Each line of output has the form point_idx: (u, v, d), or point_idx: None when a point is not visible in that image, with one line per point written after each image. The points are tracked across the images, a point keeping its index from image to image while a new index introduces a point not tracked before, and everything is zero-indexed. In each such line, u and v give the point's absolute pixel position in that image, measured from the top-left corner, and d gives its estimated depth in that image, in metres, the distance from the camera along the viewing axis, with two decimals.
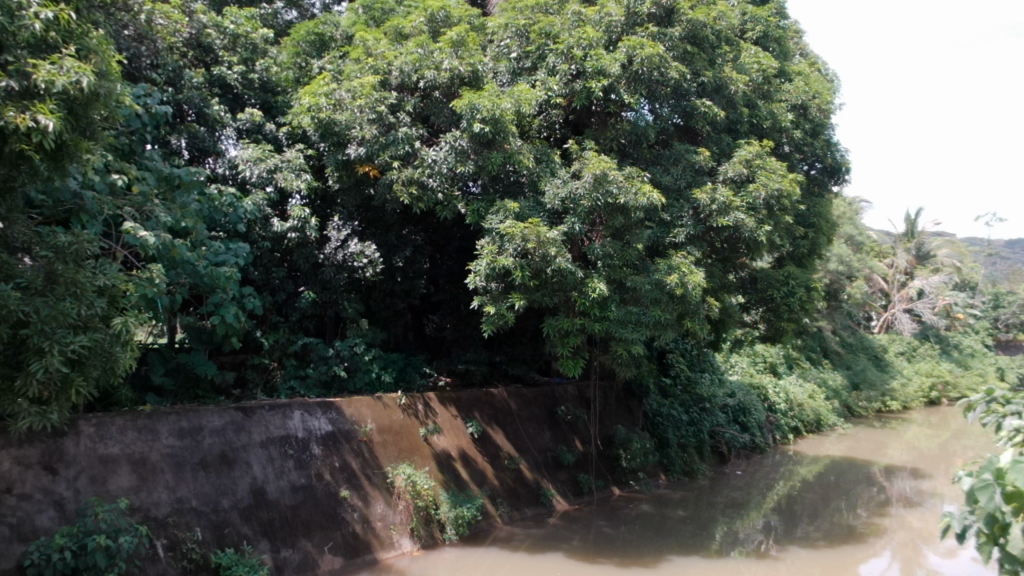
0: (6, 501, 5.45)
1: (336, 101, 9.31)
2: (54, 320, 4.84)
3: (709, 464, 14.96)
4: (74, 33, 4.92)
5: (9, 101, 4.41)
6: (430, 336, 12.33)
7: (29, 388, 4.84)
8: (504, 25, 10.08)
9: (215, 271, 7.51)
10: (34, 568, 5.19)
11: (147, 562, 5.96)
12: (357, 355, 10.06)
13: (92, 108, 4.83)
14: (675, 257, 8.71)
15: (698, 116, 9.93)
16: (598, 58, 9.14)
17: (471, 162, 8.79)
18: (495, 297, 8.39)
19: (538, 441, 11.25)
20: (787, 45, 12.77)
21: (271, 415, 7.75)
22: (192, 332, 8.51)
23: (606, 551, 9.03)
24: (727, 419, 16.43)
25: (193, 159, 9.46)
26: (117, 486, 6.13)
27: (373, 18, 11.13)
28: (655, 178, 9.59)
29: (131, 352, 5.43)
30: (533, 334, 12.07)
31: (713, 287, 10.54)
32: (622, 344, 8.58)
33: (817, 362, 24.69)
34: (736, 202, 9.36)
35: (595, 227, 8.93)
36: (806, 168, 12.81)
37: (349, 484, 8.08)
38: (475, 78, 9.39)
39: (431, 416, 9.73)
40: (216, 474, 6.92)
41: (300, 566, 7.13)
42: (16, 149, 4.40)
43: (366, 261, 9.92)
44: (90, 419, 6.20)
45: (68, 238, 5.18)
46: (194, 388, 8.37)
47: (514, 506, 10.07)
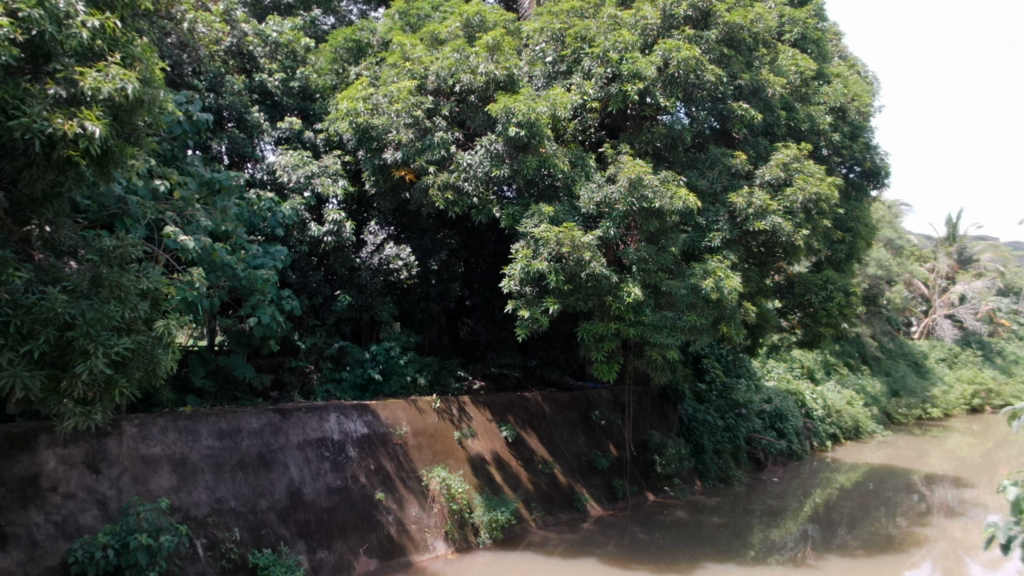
0: (51, 500, 5.57)
1: (373, 105, 9.38)
2: (99, 322, 4.88)
3: (745, 471, 14.79)
4: (119, 40, 4.98)
5: (58, 108, 4.50)
6: (465, 340, 12.40)
7: (74, 389, 4.90)
8: (538, 29, 10.04)
9: (254, 275, 7.63)
10: (77, 565, 5.31)
11: (187, 561, 6.03)
12: (392, 358, 10.09)
13: (136, 114, 4.92)
14: (711, 261, 8.67)
15: (735, 119, 9.85)
16: (634, 61, 9.11)
17: (506, 166, 8.81)
18: (529, 301, 8.44)
19: (572, 445, 11.22)
20: (825, 47, 12.60)
21: (308, 417, 7.84)
22: (231, 335, 8.63)
23: (640, 557, 8.97)
24: (764, 426, 16.19)
25: (234, 164, 9.63)
26: (158, 486, 6.23)
27: (408, 23, 11.22)
28: (690, 183, 9.57)
29: (174, 355, 5.53)
30: (568, 337, 12.12)
31: (749, 292, 10.43)
32: (655, 349, 8.51)
33: (856, 368, 24.28)
34: (773, 206, 9.28)
35: (629, 231, 8.89)
36: (845, 171, 12.59)
37: (384, 487, 8.13)
38: (511, 81, 9.34)
39: (465, 420, 9.76)
40: (254, 476, 7.01)
41: (336, 567, 7.17)
42: (63, 155, 4.51)
43: (401, 263, 9.90)
44: (132, 419, 6.32)
45: (113, 243, 5.28)
46: (232, 390, 8.52)
47: (549, 510, 10.05)
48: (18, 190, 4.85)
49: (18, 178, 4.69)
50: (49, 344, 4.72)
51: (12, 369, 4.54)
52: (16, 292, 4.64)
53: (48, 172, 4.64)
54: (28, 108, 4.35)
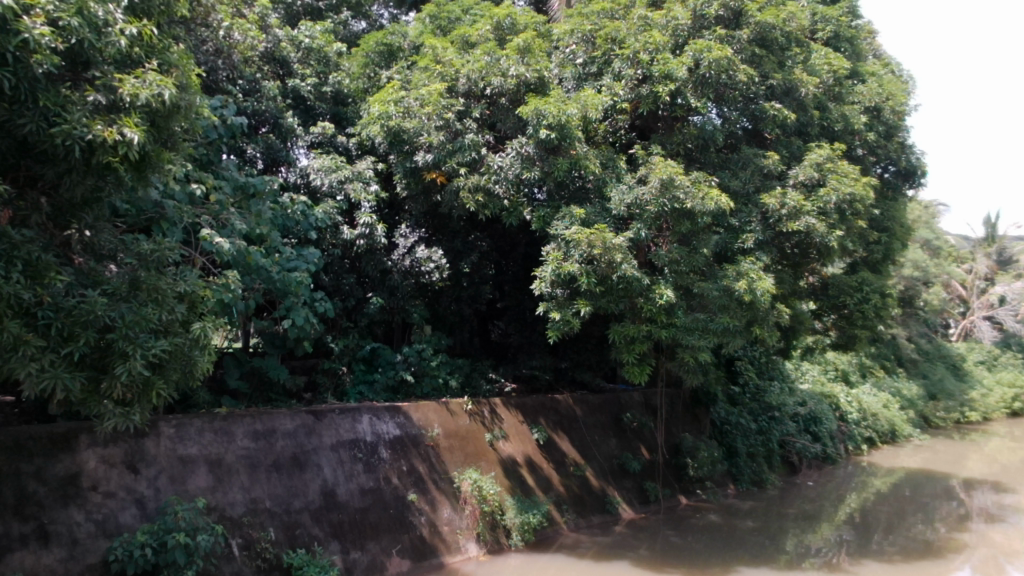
0: (92, 499, 5.67)
1: (404, 109, 9.38)
2: (137, 325, 4.95)
3: (779, 474, 14.65)
4: (156, 47, 5.08)
5: (97, 115, 4.59)
6: (495, 342, 12.45)
7: (114, 391, 4.97)
8: (569, 31, 10.04)
9: (288, 277, 7.73)
10: (117, 563, 5.41)
11: (223, 560, 6.09)
12: (424, 360, 10.13)
13: (173, 120, 5.00)
14: (744, 263, 8.59)
15: (768, 119, 9.76)
16: (666, 62, 9.09)
17: (537, 168, 8.84)
18: (560, 304, 8.38)
19: (603, 448, 11.18)
20: (859, 45, 12.46)
21: (342, 418, 7.91)
22: (266, 337, 8.74)
23: (673, 560, 8.93)
24: (798, 430, 16.00)
25: (268, 169, 9.73)
26: (195, 486, 6.32)
27: (439, 27, 11.31)
28: (723, 183, 9.50)
29: (211, 357, 5.57)
30: (599, 339, 12.10)
31: (782, 294, 10.34)
32: (687, 351, 8.47)
33: (893, 371, 23.92)
34: (807, 206, 9.18)
35: (661, 233, 8.84)
36: (880, 171, 12.43)
37: (417, 489, 8.16)
38: (541, 84, 9.39)
39: (497, 422, 9.78)
40: (288, 476, 7.09)
41: (369, 567, 7.21)
42: (102, 161, 4.60)
43: (433, 266, 10.05)
44: (170, 420, 6.42)
45: (151, 246, 5.42)
46: (267, 392, 8.60)
47: (580, 513, 10.02)
48: (60, 195, 4.96)
49: (59, 183, 4.80)
50: (90, 346, 4.79)
51: (54, 370, 4.59)
52: (57, 296, 4.72)
53: (87, 177, 4.76)
54: (69, 115, 4.44)
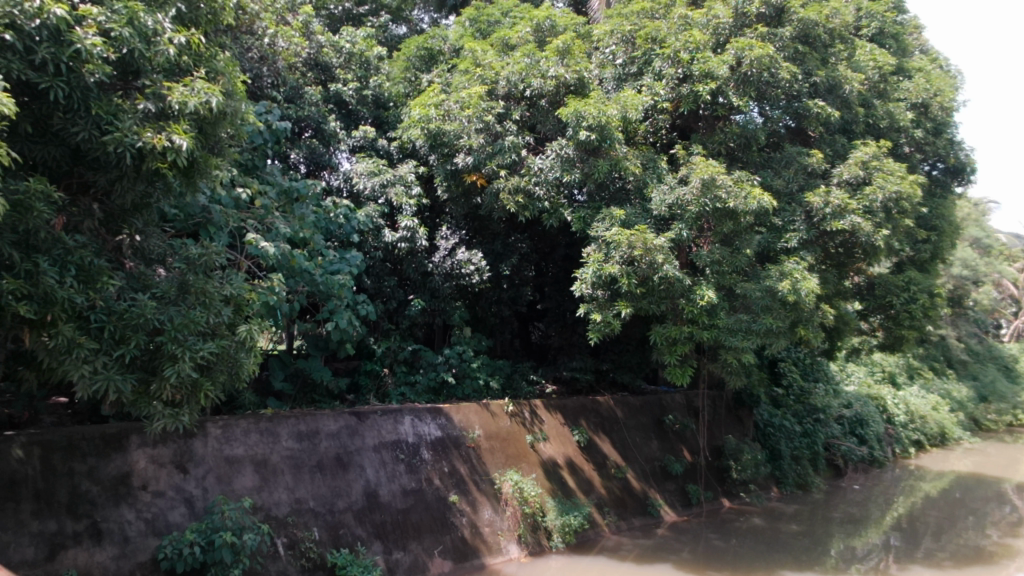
0: (142, 498, 5.80)
1: (445, 112, 9.52)
2: (185, 327, 5.04)
3: (824, 477, 14.42)
4: (204, 56, 5.17)
5: (147, 122, 4.67)
6: (536, 343, 12.57)
7: (164, 392, 5.04)
8: (608, 32, 9.99)
9: (331, 279, 7.84)
10: (167, 561, 5.52)
11: (269, 559, 6.17)
12: (464, 362, 10.15)
13: (220, 126, 5.08)
14: (787, 263, 8.48)
15: (811, 117, 9.61)
16: (705, 61, 9.03)
17: (578, 170, 8.80)
18: (601, 305, 8.34)
19: (644, 450, 11.12)
20: (905, 40, 12.22)
21: (384, 419, 7.99)
22: (309, 339, 8.85)
23: (716, 564, 8.84)
24: (843, 432, 15.74)
25: (310, 173, 9.84)
26: (241, 485, 6.43)
27: (479, 29, 11.33)
28: (765, 183, 9.38)
29: (257, 360, 5.62)
30: (640, 341, 12.07)
31: (826, 294, 10.19)
32: (730, 352, 8.39)
33: (941, 372, 23.40)
34: (852, 205, 9.05)
35: (702, 233, 8.77)
36: (928, 168, 12.14)
37: (458, 490, 8.20)
38: (581, 85, 9.34)
39: (537, 424, 9.79)
40: (332, 476, 7.17)
41: (411, 568, 7.25)
42: (152, 167, 4.70)
43: (473, 268, 10.04)
44: (216, 421, 6.54)
45: (199, 251, 5.51)
46: (311, 393, 8.71)
47: (622, 515, 9.97)
48: (111, 201, 5.08)
49: (111, 190, 4.92)
50: (139, 349, 4.89)
51: (105, 373, 4.69)
52: (109, 300, 4.84)
53: (137, 183, 4.87)
54: (120, 123, 4.54)
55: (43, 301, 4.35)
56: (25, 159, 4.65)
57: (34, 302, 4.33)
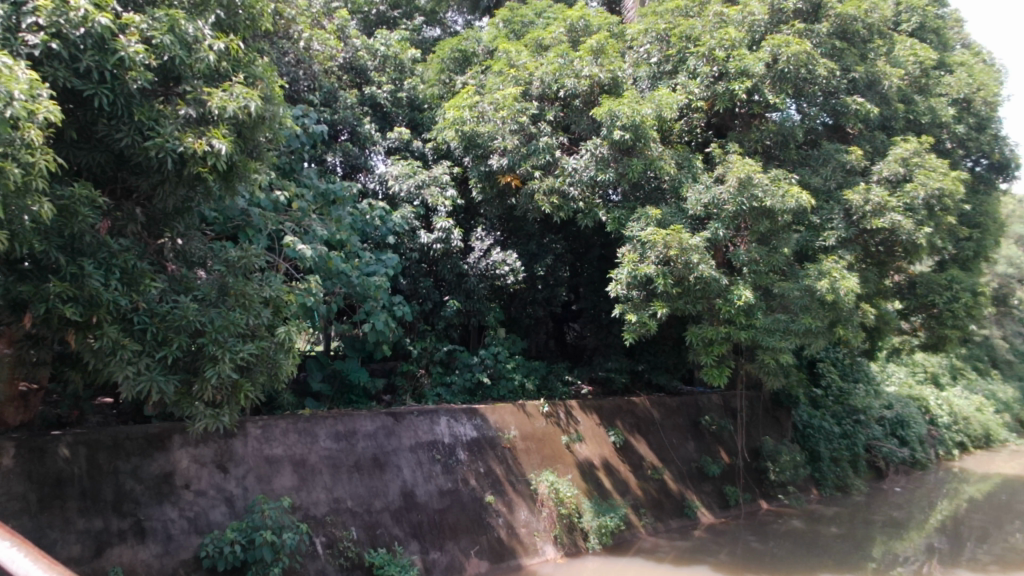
0: (185, 496, 5.90)
1: (479, 113, 9.51)
2: (226, 329, 5.12)
3: (865, 479, 14.20)
4: (242, 61, 5.23)
5: (188, 128, 4.77)
6: (571, 344, 12.58)
7: (205, 392, 5.11)
8: (642, 30, 9.87)
9: (367, 281, 7.93)
10: (209, 559, 5.61)
11: (308, 558, 6.23)
12: (500, 362, 10.17)
13: (258, 130, 5.15)
14: (826, 262, 8.36)
15: (850, 114, 9.46)
16: (741, 58, 8.91)
17: (612, 170, 8.78)
18: (636, 305, 8.27)
19: (681, 451, 11.05)
20: (946, 34, 11.98)
21: (420, 420, 8.05)
22: (347, 340, 8.94)
23: (754, 566, 8.76)
24: (884, 433, 15.47)
25: (347, 176, 9.94)
26: (280, 485, 6.52)
27: (513, 30, 11.34)
28: (803, 181, 9.27)
29: (295, 361, 5.67)
30: (676, 342, 12.00)
31: (866, 293, 10.02)
32: (767, 353, 8.30)
33: (986, 373, 22.91)
34: (892, 202, 8.89)
35: (739, 232, 8.68)
36: (971, 164, 11.88)
37: (494, 490, 8.21)
38: (615, 85, 9.27)
39: (573, 424, 9.77)
40: (369, 476, 7.24)
41: (448, 568, 7.27)
42: (193, 171, 4.79)
43: (508, 269, 10.04)
44: (256, 421, 6.64)
45: (238, 253, 5.59)
46: (348, 394, 8.77)
47: (658, 517, 9.91)
48: (153, 206, 5.19)
49: (154, 194, 5.04)
50: (181, 350, 4.96)
51: (148, 373, 4.75)
52: (152, 302, 4.93)
53: (179, 187, 4.96)
54: (162, 128, 4.64)
55: (89, 303, 4.46)
56: (71, 165, 4.75)
57: (79, 304, 4.43)
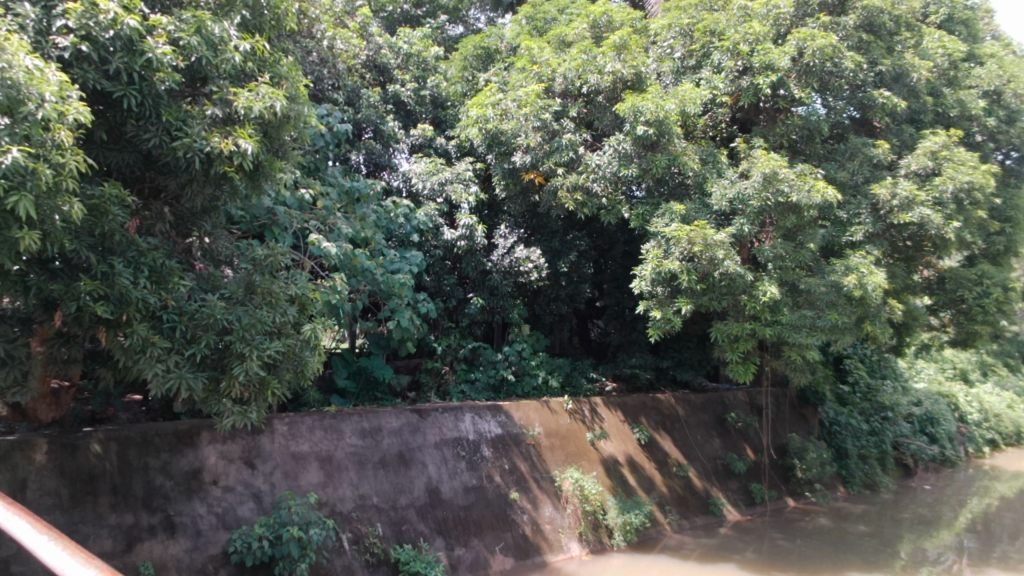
0: (213, 492, 5.97)
1: (502, 111, 9.47)
2: (253, 327, 5.17)
3: (893, 477, 14.05)
4: (268, 61, 5.27)
5: (215, 127, 4.81)
6: (595, 341, 12.59)
7: (232, 390, 5.18)
8: (666, 25, 9.77)
9: (392, 279, 7.98)
10: (237, 554, 5.66)
11: (335, 554, 6.28)
12: (524, 359, 10.18)
13: (283, 129, 5.18)
14: (853, 257, 8.28)
15: (876, 107, 9.41)
16: (766, 52, 8.83)
17: (635, 165, 8.74)
18: (661, 301, 8.25)
19: (706, 448, 10.99)
20: (976, 26, 11.79)
21: (444, 417, 8.07)
22: (372, 337, 8.98)
23: (781, 564, 8.70)
24: (913, 430, 15.30)
25: (371, 173, 10.00)
26: (307, 481, 6.57)
27: (536, 27, 11.32)
28: (829, 175, 9.18)
29: (321, 358, 5.72)
30: (701, 338, 11.93)
31: (894, 289, 9.91)
32: (794, 349, 8.23)
33: (1017, 369, 22.56)
34: (921, 196, 8.76)
35: (764, 228, 8.62)
36: (1001, 157, 11.69)
37: (519, 487, 8.23)
38: (638, 80, 9.20)
39: (598, 421, 9.76)
40: (394, 473, 7.28)
41: (473, 564, 7.29)
42: (220, 170, 4.83)
43: (532, 266, 10.18)
44: (283, 418, 6.70)
45: (264, 251, 5.64)
46: (373, 390, 8.82)
47: (684, 514, 9.87)
48: (181, 205, 5.26)
49: (182, 194, 5.10)
50: (209, 348, 5.02)
51: (177, 371, 4.81)
52: (181, 300, 4.99)
53: (206, 186, 5.02)
54: (189, 129, 4.69)
55: (119, 301, 4.53)
56: (100, 165, 4.82)
57: (110, 302, 4.51)
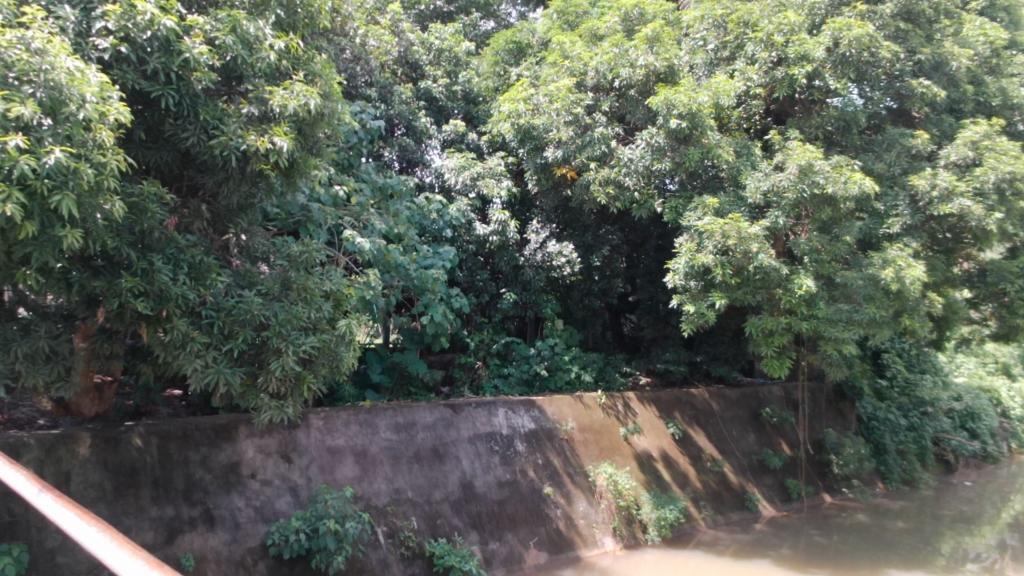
0: (251, 486, 6.06)
1: (534, 106, 9.54)
2: (289, 322, 5.23)
3: (933, 473, 13.83)
4: (302, 59, 5.32)
5: (251, 126, 4.87)
6: (628, 335, 12.53)
7: (270, 384, 5.21)
8: (698, 17, 9.64)
9: (425, 274, 8.01)
10: (274, 547, 5.73)
11: (370, 547, 6.33)
12: (557, 354, 10.19)
13: (317, 127, 5.22)
14: (891, 250, 8.14)
15: (915, 97, 9.27)
16: (801, 43, 8.67)
17: (668, 159, 8.69)
18: (694, 296, 8.18)
19: (741, 443, 10.91)
20: (1019, 12, 11.50)
21: (478, 412, 8.11)
22: (405, 333, 9.00)
23: (818, 561, 8.59)
24: (954, 426, 15.04)
25: (404, 169, 10.08)
26: (343, 475, 6.64)
27: (567, 21, 11.19)
28: (866, 167, 9.05)
29: (356, 353, 5.77)
30: (736, 332, 11.82)
31: (934, 282, 9.72)
32: (830, 343, 8.14)
33: None
34: (960, 187, 8.59)
35: (800, 221, 8.54)
36: None
37: (553, 482, 8.23)
38: (671, 72, 9.14)
39: (631, 416, 9.73)
40: (429, 467, 7.33)
41: (507, 559, 7.31)
42: (256, 168, 4.88)
43: (565, 260, 10.04)
44: (318, 413, 6.78)
45: (300, 248, 5.69)
46: (407, 385, 8.84)
47: (719, 509, 9.81)
48: (218, 203, 5.33)
49: (219, 191, 5.16)
50: (247, 343, 5.08)
51: (216, 366, 4.86)
52: (218, 296, 5.05)
53: (242, 184, 5.07)
54: (226, 127, 4.76)
55: (159, 298, 4.60)
56: (140, 164, 4.90)
57: (150, 298, 4.58)
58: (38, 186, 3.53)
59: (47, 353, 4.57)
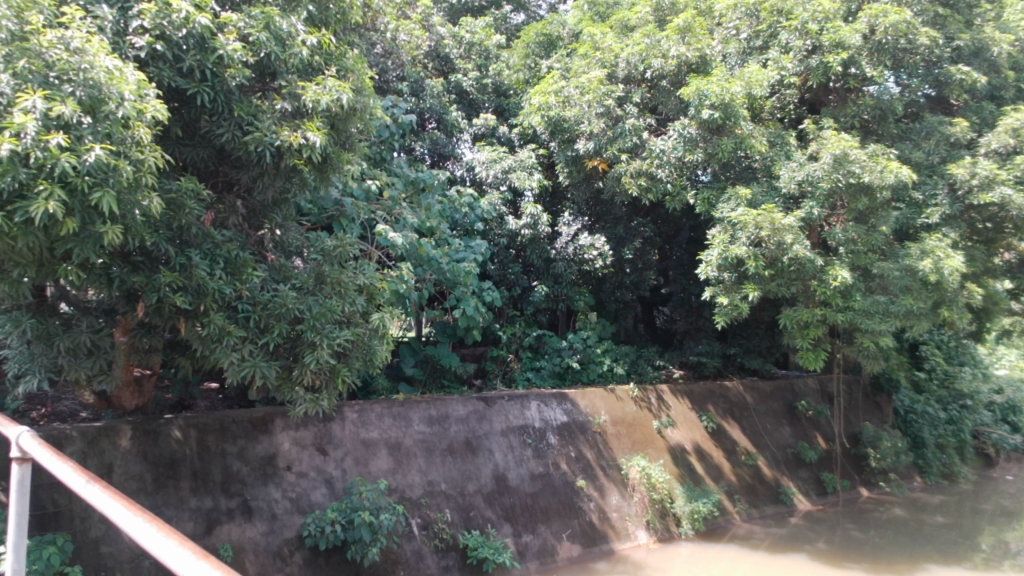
0: (287, 478, 6.13)
1: (565, 98, 9.49)
2: (323, 316, 5.28)
3: (973, 467, 13.58)
4: (334, 54, 5.35)
5: (285, 121, 4.89)
6: (661, 328, 12.49)
7: (305, 377, 5.29)
8: (731, 6, 9.48)
9: (457, 267, 8.02)
10: (310, 538, 5.79)
11: (404, 539, 6.38)
12: (589, 347, 10.16)
13: (349, 122, 5.24)
14: (930, 240, 8.00)
15: (954, 84, 9.12)
16: (837, 30, 8.52)
17: (700, 150, 8.63)
18: (727, 288, 8.19)
19: (776, 437, 10.81)
20: None
21: (511, 405, 8.13)
22: (437, 326, 9.04)
23: (855, 555, 8.50)
24: (994, 420, 14.75)
25: (435, 163, 10.10)
26: (377, 467, 6.70)
27: (598, 12, 11.12)
28: (903, 156, 8.94)
29: (389, 347, 5.80)
30: (770, 325, 11.71)
31: (974, 272, 9.53)
32: (868, 336, 8.04)
33: None
34: (1002, 175, 8.38)
35: (835, 211, 8.42)
36: None
37: (585, 475, 8.23)
38: (703, 63, 9.11)
39: (664, 409, 9.69)
40: (462, 460, 7.36)
41: (540, 551, 7.32)
42: (290, 163, 4.94)
43: (596, 253, 10.13)
44: (353, 406, 6.84)
45: (333, 242, 5.73)
46: (441, 378, 8.91)
47: (753, 503, 9.73)
48: (253, 198, 5.38)
49: (254, 186, 5.22)
50: (283, 337, 5.13)
51: (252, 360, 4.92)
52: (254, 290, 5.11)
53: (277, 179, 5.13)
54: (260, 123, 4.80)
55: (197, 292, 4.69)
56: (177, 160, 4.98)
57: (188, 293, 4.66)
58: (79, 183, 3.60)
59: (88, 346, 4.68)
